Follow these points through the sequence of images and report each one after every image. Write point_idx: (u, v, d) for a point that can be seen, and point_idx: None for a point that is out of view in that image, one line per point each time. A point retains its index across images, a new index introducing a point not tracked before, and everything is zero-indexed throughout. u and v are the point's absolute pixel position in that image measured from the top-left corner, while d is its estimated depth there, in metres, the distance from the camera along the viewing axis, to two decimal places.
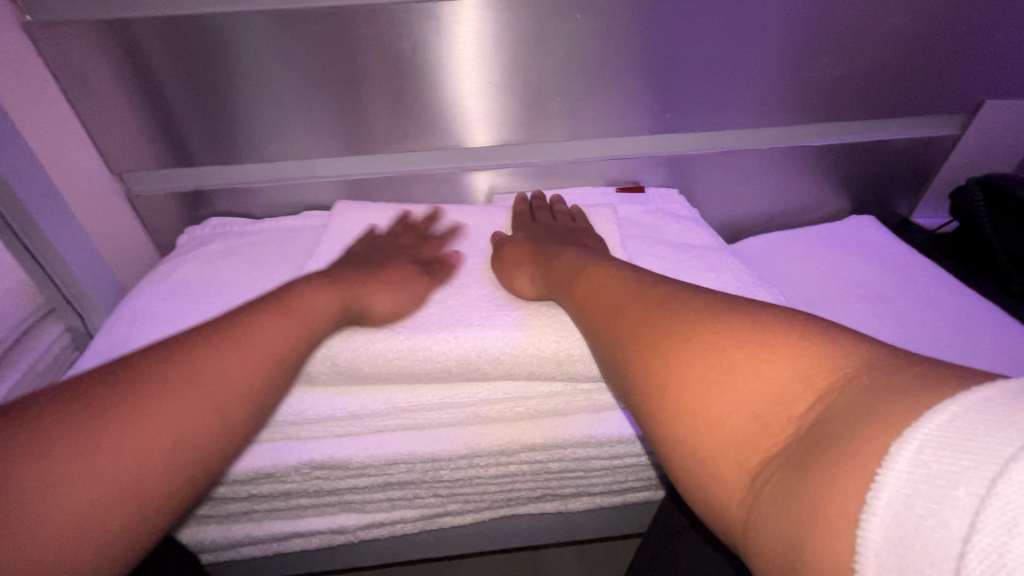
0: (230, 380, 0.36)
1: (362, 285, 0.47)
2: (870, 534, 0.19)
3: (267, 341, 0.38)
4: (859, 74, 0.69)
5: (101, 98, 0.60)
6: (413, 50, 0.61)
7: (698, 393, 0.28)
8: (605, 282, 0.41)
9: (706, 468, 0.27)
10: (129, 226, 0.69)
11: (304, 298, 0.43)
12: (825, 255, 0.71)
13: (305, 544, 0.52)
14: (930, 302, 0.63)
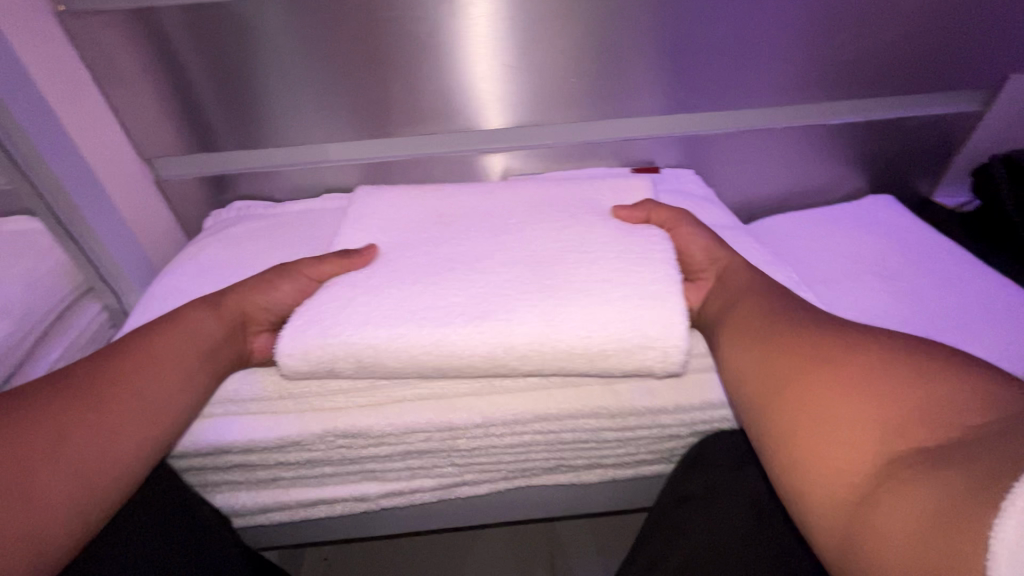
0: (153, 394, 0.44)
1: (238, 290, 0.53)
2: (1002, 535, 0.27)
3: (172, 359, 0.46)
4: (877, 50, 0.68)
5: (130, 86, 0.62)
6: (427, 33, 0.62)
7: (836, 413, 0.39)
8: (758, 295, 0.51)
9: (833, 472, 0.37)
10: (159, 210, 0.71)
11: (188, 319, 0.49)
12: (845, 235, 0.71)
13: (329, 511, 0.54)
14: (949, 281, 0.62)
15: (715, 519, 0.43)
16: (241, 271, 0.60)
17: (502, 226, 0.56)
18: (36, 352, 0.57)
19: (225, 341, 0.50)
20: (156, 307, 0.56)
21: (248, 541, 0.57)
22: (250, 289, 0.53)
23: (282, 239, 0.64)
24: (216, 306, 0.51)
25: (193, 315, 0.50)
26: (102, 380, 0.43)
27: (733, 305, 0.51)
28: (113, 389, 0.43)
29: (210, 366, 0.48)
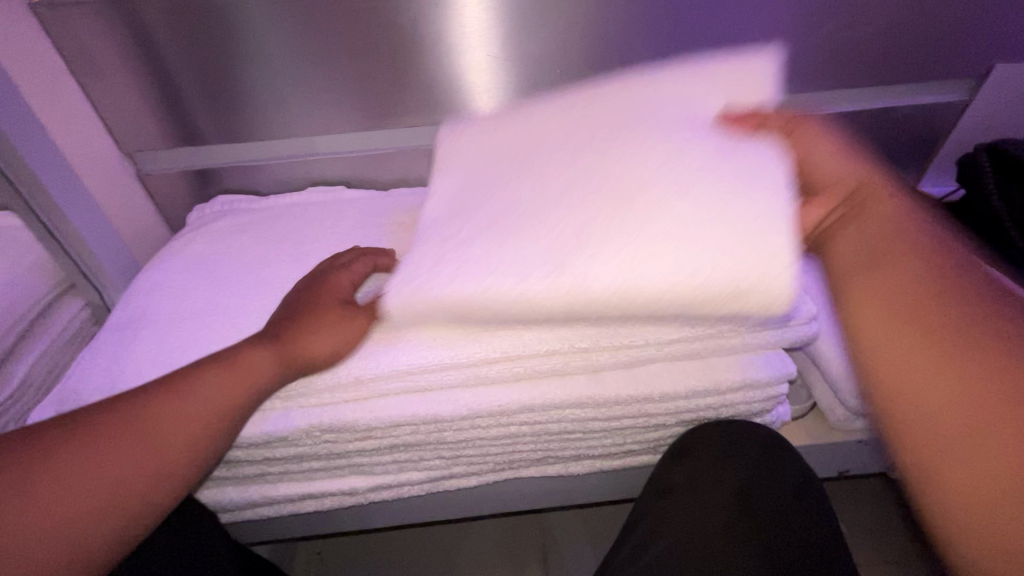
0: (195, 434, 0.39)
1: (296, 316, 0.47)
2: None
3: (212, 400, 0.40)
4: (863, 39, 0.68)
5: (109, 78, 0.61)
6: (411, 23, 0.61)
7: (986, 422, 0.33)
8: (902, 241, 0.43)
9: (967, 485, 0.33)
10: (142, 204, 0.70)
11: (242, 351, 0.43)
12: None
13: (318, 505, 0.54)
14: None
15: (695, 514, 0.44)
16: (224, 265, 0.59)
17: (583, 146, 0.49)
18: (18, 348, 0.56)
19: (279, 380, 0.44)
20: (138, 302, 0.55)
21: (237, 535, 0.58)
22: (311, 315, 0.47)
23: (266, 232, 0.63)
24: (284, 337, 0.45)
25: (250, 343, 0.44)
26: (130, 416, 0.38)
27: (870, 254, 0.43)
28: (151, 426, 0.38)
29: (244, 412, 0.42)
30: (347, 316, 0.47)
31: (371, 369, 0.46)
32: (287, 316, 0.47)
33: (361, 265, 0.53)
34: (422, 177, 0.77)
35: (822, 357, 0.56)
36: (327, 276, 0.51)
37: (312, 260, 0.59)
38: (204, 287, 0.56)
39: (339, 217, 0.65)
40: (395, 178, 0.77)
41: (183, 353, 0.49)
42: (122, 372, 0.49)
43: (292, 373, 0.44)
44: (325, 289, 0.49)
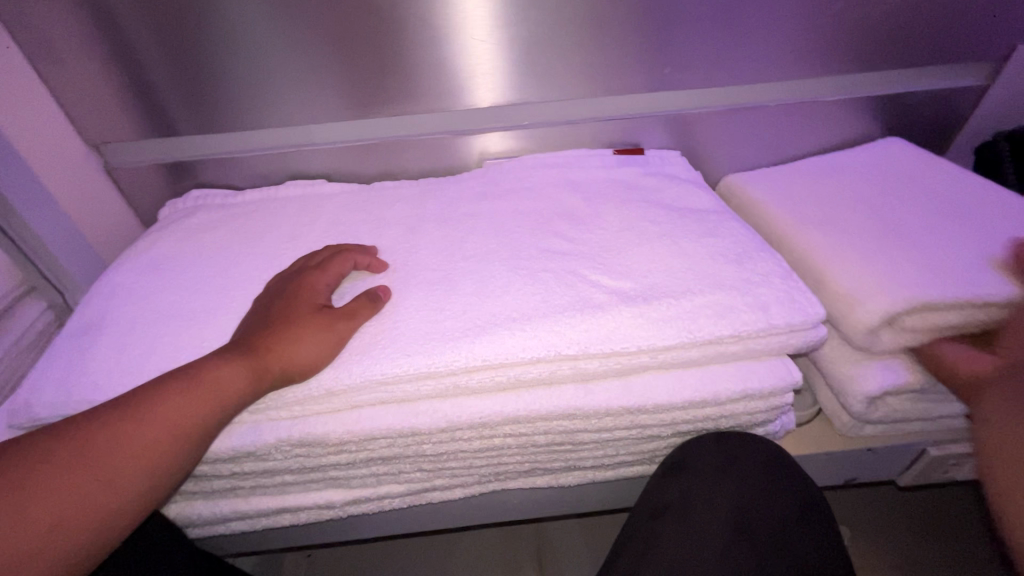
0: (149, 453, 0.36)
1: (270, 326, 0.43)
2: None
3: (174, 419, 0.37)
4: (875, 19, 0.64)
5: (69, 66, 0.58)
6: (391, 5, 0.57)
7: None
8: None
9: None
10: (111, 200, 0.67)
11: (210, 366, 0.40)
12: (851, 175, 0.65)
13: (293, 519, 0.51)
14: (931, 214, 0.57)
15: (690, 537, 0.41)
16: (194, 266, 0.55)
17: None
18: None
19: (251, 396, 0.41)
20: (99, 306, 0.52)
21: (212, 548, 0.55)
22: (285, 326, 0.43)
23: (239, 230, 0.60)
24: (252, 347, 0.42)
25: (219, 356, 0.41)
26: (84, 440, 0.35)
27: None
28: (99, 446, 0.35)
29: (212, 433, 0.39)
30: (322, 324, 0.44)
31: (342, 380, 0.43)
32: (261, 327, 0.44)
33: (337, 265, 0.49)
34: (409, 170, 0.73)
35: (828, 363, 0.53)
36: (302, 280, 0.48)
37: (286, 259, 0.55)
38: (171, 290, 0.53)
39: (317, 213, 0.61)
40: (379, 171, 0.73)
41: (144, 362, 0.46)
42: (78, 382, 0.45)
43: (264, 388, 0.41)
44: (300, 296, 0.46)
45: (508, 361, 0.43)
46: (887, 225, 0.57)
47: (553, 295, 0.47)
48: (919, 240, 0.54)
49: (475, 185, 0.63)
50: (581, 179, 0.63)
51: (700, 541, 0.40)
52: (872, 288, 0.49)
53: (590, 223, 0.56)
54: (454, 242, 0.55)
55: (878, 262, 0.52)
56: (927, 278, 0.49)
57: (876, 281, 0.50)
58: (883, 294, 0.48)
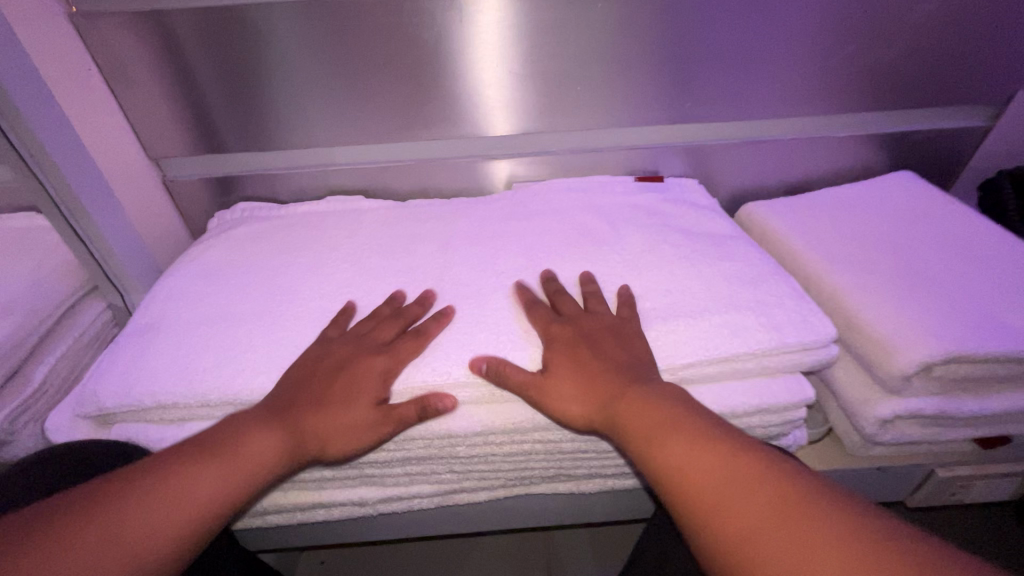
0: (188, 514, 0.35)
1: (306, 401, 0.44)
2: None
3: (208, 495, 0.36)
4: (883, 63, 0.68)
5: (140, 87, 0.63)
6: (435, 40, 0.62)
7: None
8: None
9: None
10: (165, 210, 0.72)
11: (245, 437, 0.40)
12: (869, 208, 0.68)
13: (326, 515, 0.54)
14: (957, 257, 0.59)
15: None
16: (244, 273, 0.60)
17: None
18: (41, 348, 0.57)
19: (281, 471, 0.41)
20: (158, 307, 0.56)
21: (246, 543, 0.57)
22: (320, 404, 0.44)
23: (285, 241, 0.64)
24: (286, 421, 0.42)
25: (253, 430, 0.41)
26: (126, 503, 0.34)
27: None
28: (140, 510, 0.34)
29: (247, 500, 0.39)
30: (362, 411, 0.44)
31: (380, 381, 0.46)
32: (296, 399, 0.44)
33: (406, 347, 0.48)
34: (440, 190, 0.78)
35: (836, 381, 0.55)
36: (362, 359, 0.47)
37: (330, 270, 0.59)
38: (224, 295, 0.57)
39: (357, 228, 0.66)
40: (411, 189, 0.77)
41: (201, 359, 0.50)
42: (140, 375, 0.49)
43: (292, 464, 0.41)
44: (355, 381, 0.45)
45: (568, 384, 0.44)
46: (902, 259, 0.60)
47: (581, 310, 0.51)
48: (941, 280, 0.56)
49: (504, 207, 0.68)
50: (604, 203, 0.67)
51: None
52: (893, 317, 0.52)
53: (615, 246, 0.60)
54: (487, 258, 0.59)
55: (895, 293, 0.55)
56: (952, 319, 0.51)
57: (897, 312, 0.53)
58: (905, 325, 0.51)
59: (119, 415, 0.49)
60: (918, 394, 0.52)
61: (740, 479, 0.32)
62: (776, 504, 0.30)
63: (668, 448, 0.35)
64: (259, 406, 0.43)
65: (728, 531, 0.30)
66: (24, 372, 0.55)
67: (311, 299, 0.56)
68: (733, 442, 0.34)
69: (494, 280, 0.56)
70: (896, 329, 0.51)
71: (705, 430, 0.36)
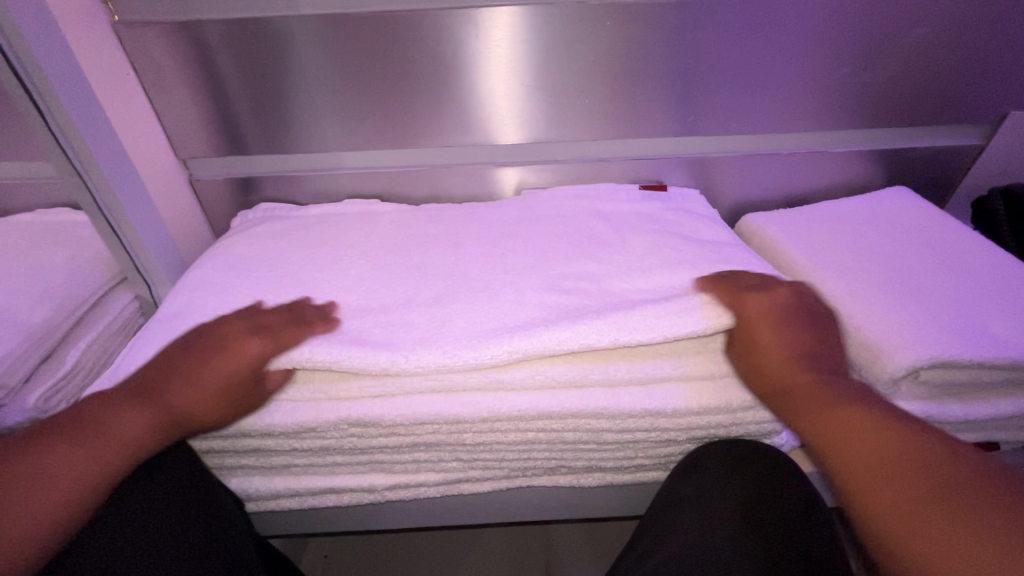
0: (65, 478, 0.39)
1: (165, 384, 0.48)
2: None
3: (70, 476, 0.40)
4: (880, 82, 0.71)
5: (173, 90, 0.67)
6: (452, 53, 0.66)
7: None
8: None
9: None
10: (190, 208, 0.75)
11: (104, 420, 0.44)
12: (866, 220, 0.70)
13: (336, 500, 0.56)
14: (949, 267, 0.62)
15: (700, 528, 0.45)
16: (265, 267, 0.63)
17: None
18: (71, 335, 0.62)
19: (148, 445, 0.45)
20: (184, 296, 0.59)
21: (257, 527, 0.60)
22: (180, 383, 0.48)
23: (304, 239, 0.67)
24: (152, 398, 0.47)
25: (111, 415, 0.45)
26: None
27: None
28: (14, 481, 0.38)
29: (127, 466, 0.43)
30: (225, 385, 0.48)
31: (380, 360, 0.49)
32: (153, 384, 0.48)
33: (289, 334, 0.51)
34: (451, 195, 0.81)
35: None
36: (240, 335, 0.51)
37: (346, 265, 0.62)
38: (246, 285, 0.60)
39: (373, 227, 0.69)
40: (425, 194, 0.80)
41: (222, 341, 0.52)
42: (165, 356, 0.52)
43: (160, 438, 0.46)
44: (224, 362, 0.49)
45: (755, 350, 0.52)
46: (895, 268, 0.62)
47: (585, 309, 0.53)
48: (932, 289, 0.58)
49: (513, 211, 0.71)
50: (608, 210, 0.70)
51: (709, 531, 0.45)
52: (884, 322, 0.54)
53: (618, 249, 0.62)
54: (496, 257, 0.62)
55: (887, 301, 0.57)
56: (941, 325, 0.53)
57: (887, 317, 0.55)
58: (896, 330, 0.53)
59: None
60: (906, 397, 0.54)
61: (907, 459, 0.40)
62: (925, 487, 0.38)
63: (845, 428, 0.44)
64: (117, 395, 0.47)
65: (890, 501, 0.39)
66: (56, 356, 0.60)
67: (329, 292, 0.59)
68: (912, 431, 0.42)
69: (502, 278, 0.59)
70: (886, 333, 0.53)
71: (886, 417, 0.44)
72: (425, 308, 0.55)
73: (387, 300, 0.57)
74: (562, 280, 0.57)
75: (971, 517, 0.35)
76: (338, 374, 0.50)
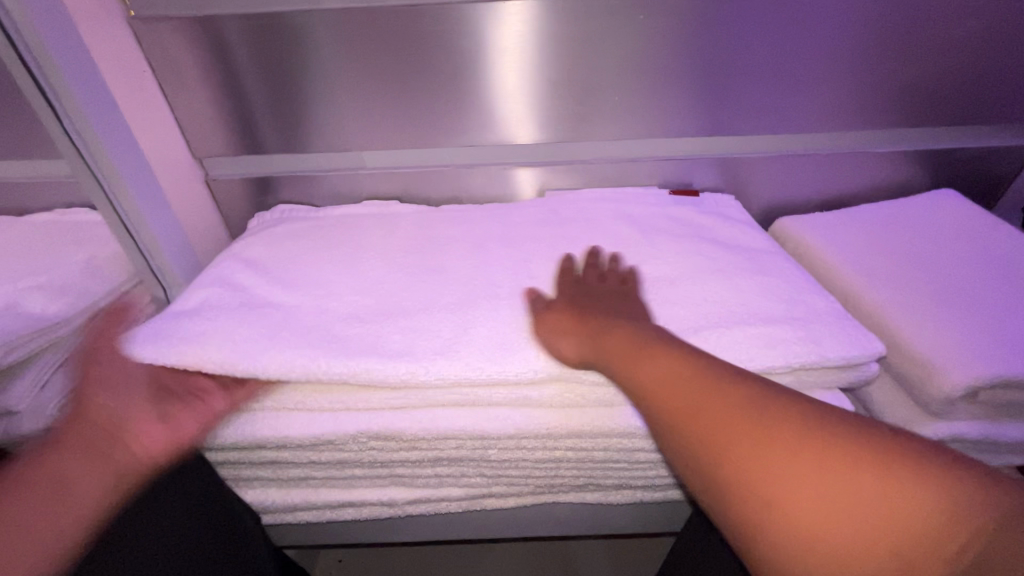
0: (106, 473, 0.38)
1: (133, 430, 0.40)
2: None
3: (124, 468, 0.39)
4: (928, 79, 0.67)
5: (189, 88, 0.65)
6: (477, 48, 0.64)
7: None
8: None
9: None
10: (206, 208, 0.74)
11: (59, 474, 0.35)
12: (910, 226, 0.67)
13: (354, 514, 0.54)
14: (1004, 277, 0.58)
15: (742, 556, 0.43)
16: (282, 270, 0.61)
17: None
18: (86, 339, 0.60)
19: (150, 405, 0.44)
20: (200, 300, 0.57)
21: (274, 538, 0.58)
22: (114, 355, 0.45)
23: (322, 241, 0.65)
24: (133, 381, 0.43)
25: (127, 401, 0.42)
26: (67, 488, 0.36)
27: None
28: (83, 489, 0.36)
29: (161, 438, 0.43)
30: (184, 429, 0.43)
31: (400, 373, 0.47)
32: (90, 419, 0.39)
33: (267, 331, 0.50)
34: (472, 196, 0.79)
35: (873, 400, 0.54)
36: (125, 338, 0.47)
37: (365, 269, 0.60)
38: (263, 289, 0.58)
39: (392, 229, 0.67)
40: (445, 195, 0.78)
41: (210, 340, 0.49)
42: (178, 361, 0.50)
43: (122, 490, 0.37)
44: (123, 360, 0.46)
45: (642, 353, 0.42)
46: (945, 278, 0.58)
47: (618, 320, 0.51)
48: (987, 302, 0.55)
49: (538, 213, 0.68)
50: (638, 214, 0.67)
51: None
52: (936, 336, 0.51)
53: (649, 255, 0.59)
54: (520, 262, 0.59)
55: (938, 313, 0.53)
56: (1001, 341, 0.49)
57: (939, 331, 0.51)
58: (951, 346, 0.50)
59: None
60: (962, 418, 0.50)
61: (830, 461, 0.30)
62: (829, 465, 0.30)
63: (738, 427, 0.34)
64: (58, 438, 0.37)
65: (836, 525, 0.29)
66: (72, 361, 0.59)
67: (348, 296, 0.57)
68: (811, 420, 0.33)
69: (527, 285, 0.56)
70: (940, 348, 0.50)
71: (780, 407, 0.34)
72: (448, 316, 0.52)
73: (408, 306, 0.55)
74: (592, 288, 0.55)
75: (896, 492, 0.28)
76: (359, 385, 0.48)
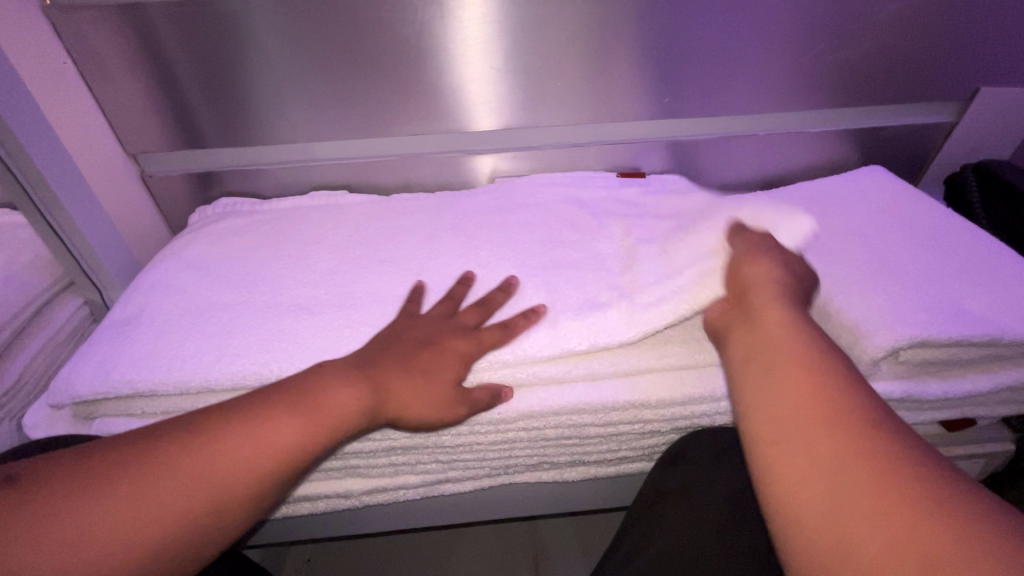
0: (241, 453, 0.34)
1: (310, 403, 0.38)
2: None
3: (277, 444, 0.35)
4: (855, 59, 0.70)
5: (117, 80, 0.62)
6: (419, 35, 0.63)
7: None
8: None
9: None
10: (143, 206, 0.71)
11: (236, 455, 0.33)
12: (843, 201, 0.70)
13: (311, 509, 0.54)
14: (928, 245, 0.62)
15: (685, 523, 0.45)
16: (227, 266, 0.59)
17: None
18: (14, 346, 0.58)
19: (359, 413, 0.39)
20: (138, 300, 0.55)
21: None
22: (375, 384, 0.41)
23: (268, 235, 0.64)
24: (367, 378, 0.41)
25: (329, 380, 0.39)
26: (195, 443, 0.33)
27: None
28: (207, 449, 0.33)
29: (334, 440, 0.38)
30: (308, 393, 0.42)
31: None
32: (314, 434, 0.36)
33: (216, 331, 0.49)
34: (424, 185, 0.78)
35: None
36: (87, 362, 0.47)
37: (314, 261, 0.59)
38: (207, 285, 0.57)
39: (341, 221, 0.66)
40: (397, 184, 0.77)
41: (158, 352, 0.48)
42: (117, 363, 0.48)
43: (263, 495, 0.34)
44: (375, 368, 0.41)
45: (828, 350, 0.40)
46: (875, 248, 0.61)
47: (569, 302, 0.52)
48: (912, 269, 0.58)
49: (489, 200, 0.68)
50: (586, 198, 0.68)
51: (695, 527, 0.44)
52: (865, 302, 0.54)
53: (597, 237, 0.61)
54: (471, 248, 0.60)
55: (868, 281, 0.56)
56: (923, 306, 0.53)
57: (867, 297, 0.54)
58: (879, 311, 0.53)
59: (97, 407, 0.49)
60: (887, 378, 0.53)
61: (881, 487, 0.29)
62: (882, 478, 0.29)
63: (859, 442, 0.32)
64: (269, 397, 0.37)
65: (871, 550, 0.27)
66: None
67: (297, 288, 0.56)
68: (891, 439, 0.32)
69: (478, 271, 0.56)
70: (867, 314, 0.53)
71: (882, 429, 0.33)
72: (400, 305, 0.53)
73: (358, 296, 0.55)
74: (541, 272, 0.56)
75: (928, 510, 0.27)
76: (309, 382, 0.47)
